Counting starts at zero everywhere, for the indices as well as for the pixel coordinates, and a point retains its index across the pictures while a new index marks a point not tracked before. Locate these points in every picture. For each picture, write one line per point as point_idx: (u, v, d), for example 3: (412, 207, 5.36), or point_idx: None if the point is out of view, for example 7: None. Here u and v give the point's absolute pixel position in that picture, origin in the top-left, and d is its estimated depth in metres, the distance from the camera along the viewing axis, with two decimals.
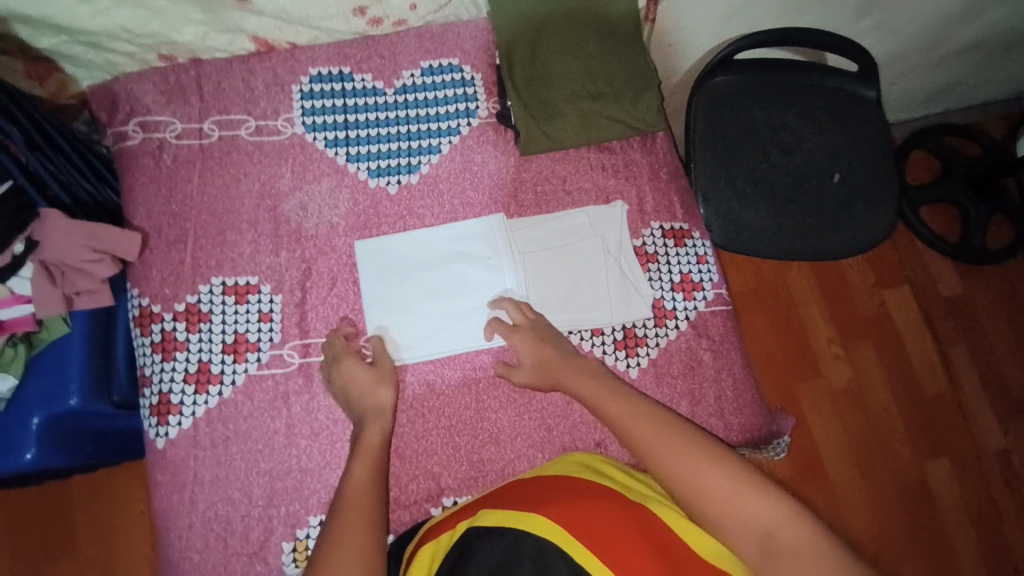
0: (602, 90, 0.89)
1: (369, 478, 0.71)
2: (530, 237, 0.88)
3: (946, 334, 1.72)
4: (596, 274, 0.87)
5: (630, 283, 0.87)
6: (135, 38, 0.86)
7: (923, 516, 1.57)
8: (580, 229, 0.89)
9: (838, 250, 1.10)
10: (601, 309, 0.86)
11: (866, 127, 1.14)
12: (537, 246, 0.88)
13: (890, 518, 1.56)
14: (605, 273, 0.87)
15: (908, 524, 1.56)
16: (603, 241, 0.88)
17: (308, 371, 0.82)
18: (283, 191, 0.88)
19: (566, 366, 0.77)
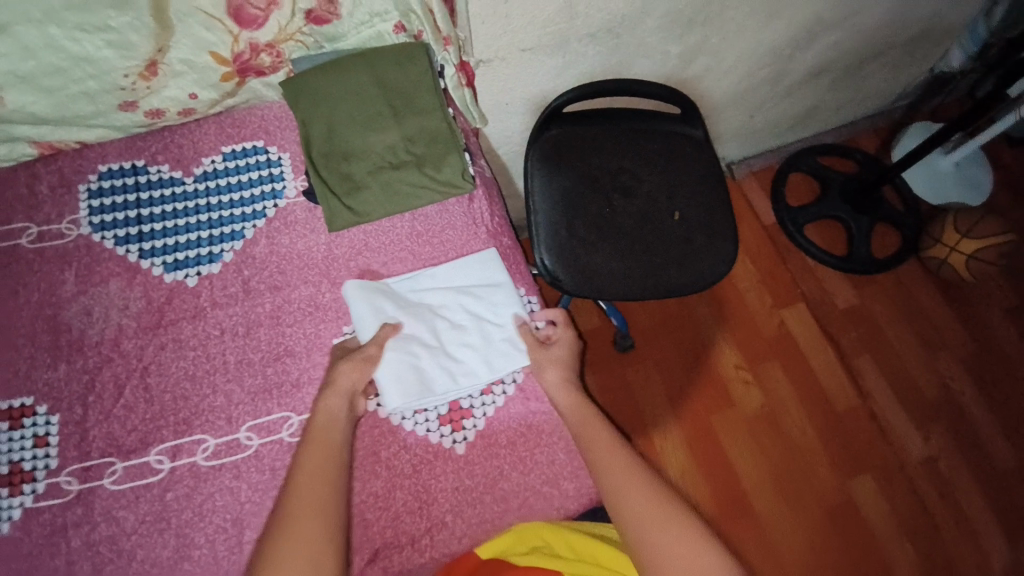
0: (404, 159, 0.89)
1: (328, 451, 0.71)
2: (400, 304, 0.85)
3: (850, 347, 1.71)
4: (462, 340, 0.85)
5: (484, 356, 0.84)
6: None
7: (857, 541, 1.49)
8: (453, 295, 0.87)
9: (689, 286, 1.10)
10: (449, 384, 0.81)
11: (698, 164, 1.17)
12: (404, 314, 0.84)
13: (823, 546, 1.48)
14: (472, 335, 0.85)
15: (842, 548, 1.48)
16: (471, 303, 0.87)
17: (90, 496, 0.73)
18: (64, 297, 0.81)
19: (569, 386, 0.81)
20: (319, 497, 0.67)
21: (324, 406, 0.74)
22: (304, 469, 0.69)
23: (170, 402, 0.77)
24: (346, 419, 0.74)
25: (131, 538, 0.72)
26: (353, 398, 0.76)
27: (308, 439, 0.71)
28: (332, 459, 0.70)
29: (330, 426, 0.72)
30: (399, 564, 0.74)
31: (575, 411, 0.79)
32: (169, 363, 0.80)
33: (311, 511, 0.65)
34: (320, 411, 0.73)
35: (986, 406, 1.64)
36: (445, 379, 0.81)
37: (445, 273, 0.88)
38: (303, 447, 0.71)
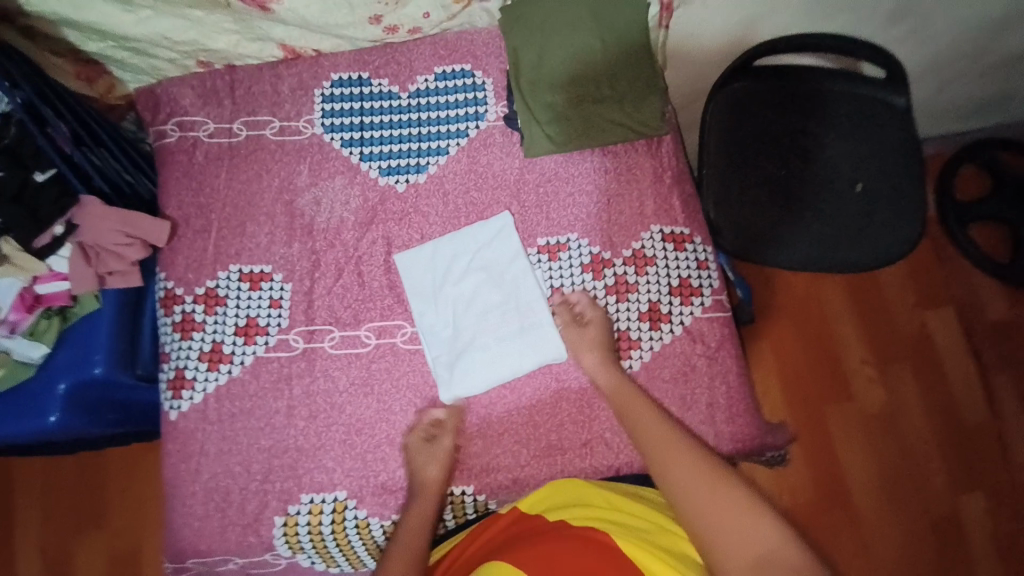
0: (605, 95, 0.92)
1: (421, 521, 0.77)
2: (448, 262, 0.90)
3: (993, 361, 1.57)
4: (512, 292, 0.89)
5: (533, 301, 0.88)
6: (175, 45, 0.94)
7: (954, 555, 1.44)
8: (491, 256, 0.90)
9: (854, 261, 1.07)
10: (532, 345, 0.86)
11: (892, 135, 1.09)
12: (451, 271, 0.90)
13: (915, 552, 1.45)
14: (514, 284, 0.89)
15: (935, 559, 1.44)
16: (493, 255, 0.90)
17: (311, 355, 0.87)
18: (300, 186, 0.94)
19: (637, 399, 0.79)
20: (416, 546, 0.75)
21: (425, 471, 0.80)
22: (410, 515, 0.77)
23: (378, 289, 0.89)
24: (440, 484, 0.79)
25: (344, 396, 0.85)
26: (450, 461, 0.80)
27: (414, 492, 0.80)
28: (422, 518, 0.77)
29: (425, 492, 0.79)
30: (562, 464, 0.83)
31: (644, 421, 0.76)
32: (380, 256, 0.91)
33: (402, 560, 0.73)
34: (421, 477, 0.80)
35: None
36: (503, 344, 0.87)
37: (457, 252, 0.91)
38: (410, 500, 0.79)
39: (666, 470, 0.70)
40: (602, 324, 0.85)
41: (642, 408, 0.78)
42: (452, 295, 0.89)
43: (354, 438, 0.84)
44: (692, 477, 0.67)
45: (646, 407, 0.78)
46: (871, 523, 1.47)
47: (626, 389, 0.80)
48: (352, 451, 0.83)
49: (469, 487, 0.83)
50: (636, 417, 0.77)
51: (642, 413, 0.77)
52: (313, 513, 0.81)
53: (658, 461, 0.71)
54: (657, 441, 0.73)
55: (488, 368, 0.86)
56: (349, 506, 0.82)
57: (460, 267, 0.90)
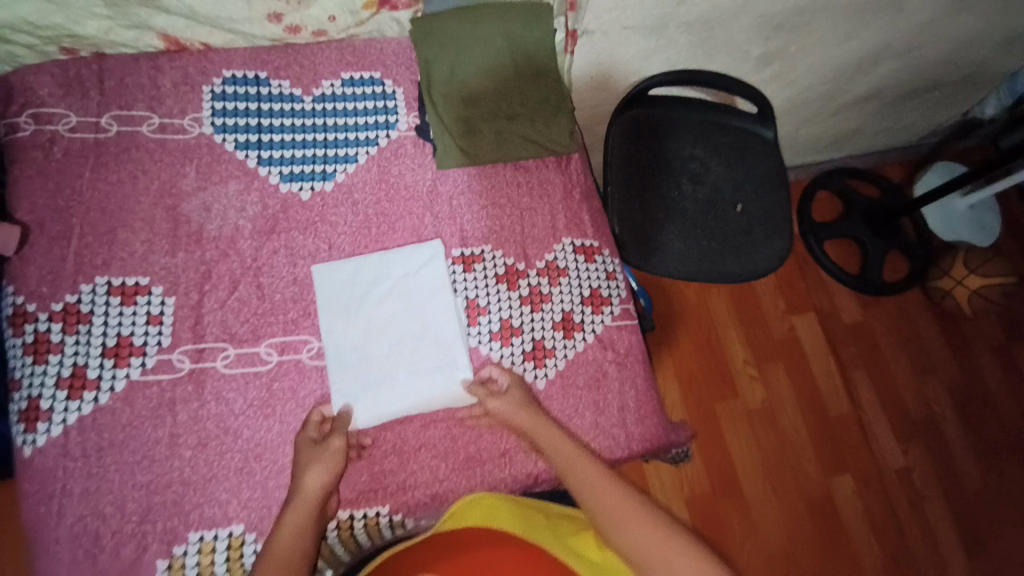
0: (516, 111, 0.95)
1: (304, 521, 0.68)
2: (369, 282, 0.87)
3: (850, 360, 1.81)
4: (427, 325, 0.86)
5: (445, 340, 0.86)
6: (36, 30, 0.83)
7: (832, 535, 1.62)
8: (413, 283, 0.88)
9: (739, 273, 1.17)
10: (442, 384, 0.84)
11: (764, 162, 1.24)
12: (370, 294, 0.86)
13: (801, 537, 1.60)
14: (431, 316, 0.87)
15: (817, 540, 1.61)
16: (413, 286, 0.88)
17: (200, 376, 0.78)
18: (185, 190, 0.86)
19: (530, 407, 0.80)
20: (291, 555, 0.64)
21: (307, 475, 0.72)
22: (283, 529, 0.67)
23: (281, 301, 0.84)
24: (322, 490, 0.71)
25: (238, 418, 0.78)
26: (339, 467, 0.73)
27: (291, 502, 0.70)
28: (299, 529, 0.67)
29: (304, 498, 0.70)
30: (479, 476, 0.82)
31: (565, 452, 0.74)
32: (282, 266, 0.85)
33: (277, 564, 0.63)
34: (300, 480, 0.71)
35: (962, 428, 1.78)
36: (413, 378, 0.84)
37: (383, 273, 0.88)
38: (287, 506, 0.70)
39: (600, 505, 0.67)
40: (518, 382, 0.83)
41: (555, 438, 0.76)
42: (366, 317, 0.85)
43: (253, 465, 0.76)
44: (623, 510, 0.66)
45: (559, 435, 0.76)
46: (761, 516, 1.61)
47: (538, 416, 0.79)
48: (250, 480, 0.76)
49: (384, 507, 0.79)
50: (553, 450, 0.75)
51: (560, 444, 0.75)
52: (202, 553, 0.73)
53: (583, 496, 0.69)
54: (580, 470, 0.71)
55: (389, 402, 0.82)
56: (247, 540, 0.74)
57: (378, 291, 0.87)
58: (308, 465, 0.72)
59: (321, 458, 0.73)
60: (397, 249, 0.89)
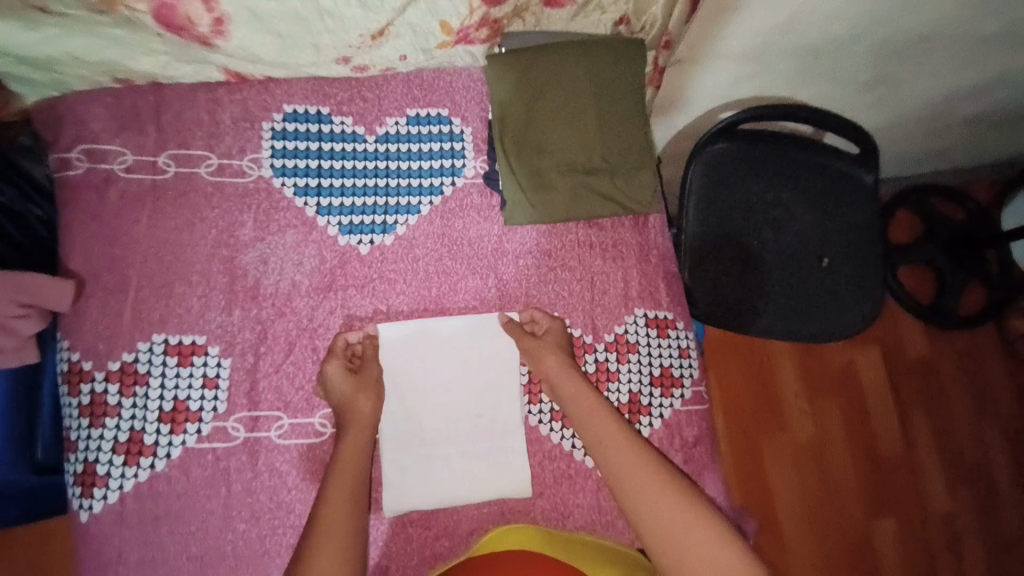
0: (596, 165, 0.84)
1: (361, 447, 0.71)
2: (430, 357, 0.81)
3: (908, 398, 1.70)
4: (484, 414, 0.81)
5: (501, 434, 0.81)
6: (87, 63, 0.77)
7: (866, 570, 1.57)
8: (476, 365, 0.82)
9: (814, 335, 1.08)
10: (494, 485, 0.79)
11: (858, 212, 1.11)
12: (415, 345, 0.81)
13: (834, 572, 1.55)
14: (489, 405, 0.81)
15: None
16: (474, 366, 0.82)
17: (253, 446, 0.76)
18: (242, 241, 0.81)
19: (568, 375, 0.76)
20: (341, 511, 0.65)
21: (354, 399, 0.74)
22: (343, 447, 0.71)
23: None
24: (374, 414, 0.74)
25: (290, 493, 0.75)
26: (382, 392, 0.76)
27: (344, 423, 0.73)
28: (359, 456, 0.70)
29: (355, 422, 0.72)
30: None
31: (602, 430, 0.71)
32: (339, 329, 0.80)
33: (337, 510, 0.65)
34: (349, 404, 0.74)
35: (1013, 475, 1.68)
36: (467, 473, 0.79)
37: (446, 348, 0.81)
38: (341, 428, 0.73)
39: (675, 539, 0.61)
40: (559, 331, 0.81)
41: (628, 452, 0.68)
42: (427, 399, 0.80)
43: None
44: (711, 551, 0.59)
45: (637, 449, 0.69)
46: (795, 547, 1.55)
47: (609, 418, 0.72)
48: None
49: None
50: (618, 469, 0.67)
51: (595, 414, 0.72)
52: None
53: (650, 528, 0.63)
54: (650, 498, 0.64)
55: (442, 495, 0.78)
56: None
57: (439, 369, 0.81)
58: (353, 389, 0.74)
59: (365, 383, 0.75)
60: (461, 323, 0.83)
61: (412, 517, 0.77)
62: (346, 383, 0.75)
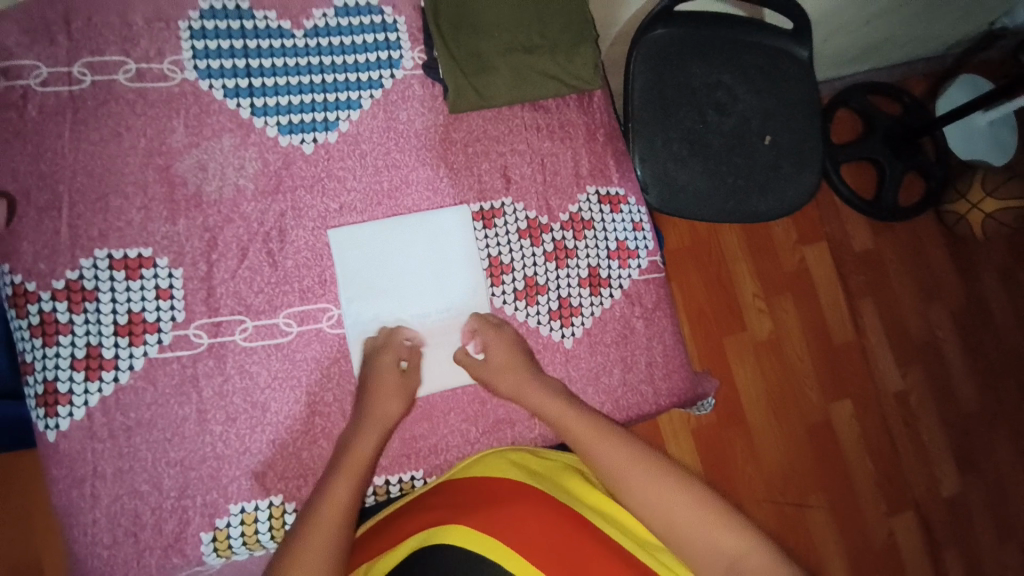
0: (536, 43, 0.84)
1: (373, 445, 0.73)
2: (388, 249, 0.81)
3: (856, 285, 1.73)
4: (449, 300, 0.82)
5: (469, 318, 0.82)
6: None
7: (830, 454, 1.63)
8: (439, 253, 0.83)
9: (762, 211, 1.12)
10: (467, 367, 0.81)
11: (796, 88, 1.14)
12: (391, 258, 0.81)
13: (797, 457, 1.61)
14: (454, 293, 0.83)
15: (815, 460, 1.62)
16: (437, 256, 0.82)
17: (218, 351, 0.75)
18: (176, 148, 0.78)
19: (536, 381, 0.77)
20: (367, 455, 0.72)
21: (386, 408, 0.75)
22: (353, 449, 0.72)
23: (293, 269, 0.79)
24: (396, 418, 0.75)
25: (264, 392, 0.76)
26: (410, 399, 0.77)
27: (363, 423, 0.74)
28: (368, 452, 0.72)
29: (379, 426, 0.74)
30: (511, 436, 0.82)
31: (575, 424, 0.73)
32: (292, 232, 0.79)
33: (350, 473, 0.70)
34: (376, 411, 0.74)
35: (959, 346, 1.78)
36: (440, 356, 0.82)
37: (405, 240, 0.82)
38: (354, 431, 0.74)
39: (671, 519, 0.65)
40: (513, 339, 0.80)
41: (587, 427, 0.73)
42: (391, 291, 0.81)
43: (284, 436, 0.76)
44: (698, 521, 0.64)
45: (591, 420, 0.74)
46: (759, 444, 1.59)
47: (559, 396, 0.76)
48: (283, 452, 0.76)
49: (418, 471, 0.80)
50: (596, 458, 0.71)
51: (559, 415, 0.74)
52: (246, 524, 0.74)
53: (640, 507, 0.67)
54: (631, 480, 0.68)
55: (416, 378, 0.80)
56: (287, 509, 0.75)
57: (400, 262, 0.82)
58: (374, 398, 0.75)
59: (392, 391, 0.76)
60: (418, 213, 0.83)
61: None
62: (383, 396, 0.75)
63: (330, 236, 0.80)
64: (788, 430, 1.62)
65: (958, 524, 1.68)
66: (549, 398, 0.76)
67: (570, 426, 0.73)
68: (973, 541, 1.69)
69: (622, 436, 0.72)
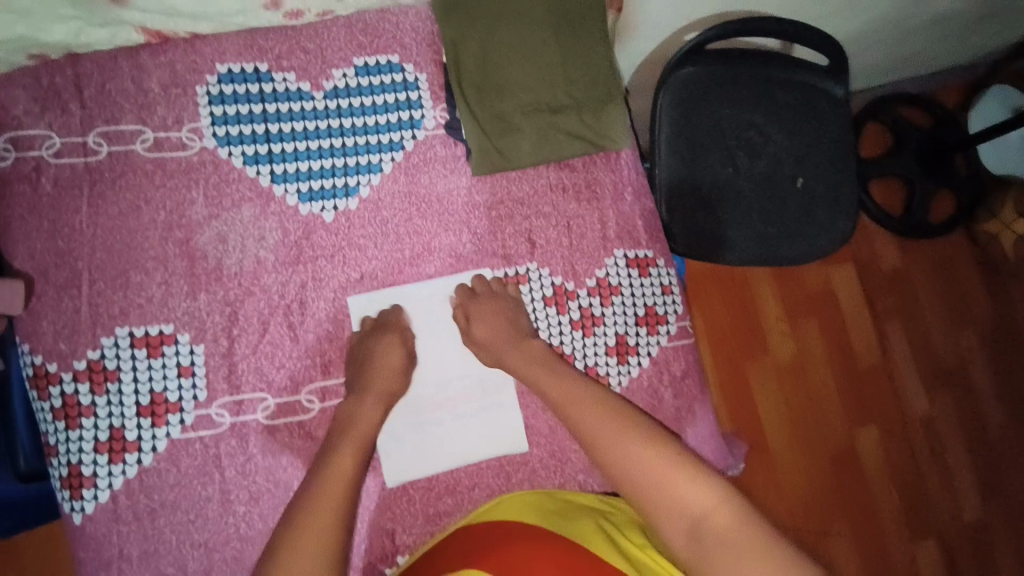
0: (563, 103, 0.80)
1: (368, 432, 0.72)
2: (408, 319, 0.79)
3: (883, 307, 1.66)
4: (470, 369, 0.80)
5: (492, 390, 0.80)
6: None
7: (853, 482, 1.58)
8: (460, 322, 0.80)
9: (793, 258, 1.07)
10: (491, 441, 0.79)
11: (830, 127, 1.09)
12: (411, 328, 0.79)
13: (819, 486, 1.56)
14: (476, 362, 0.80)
15: (837, 488, 1.56)
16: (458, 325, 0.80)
17: (241, 429, 0.74)
18: (195, 220, 0.76)
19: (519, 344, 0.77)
20: (338, 487, 0.65)
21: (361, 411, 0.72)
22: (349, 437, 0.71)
23: (314, 342, 0.77)
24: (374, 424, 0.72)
25: (287, 470, 0.75)
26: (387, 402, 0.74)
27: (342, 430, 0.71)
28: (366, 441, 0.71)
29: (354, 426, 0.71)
30: None
31: (556, 384, 0.73)
32: (313, 303, 0.77)
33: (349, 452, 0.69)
34: (353, 416, 0.72)
35: (988, 368, 1.69)
36: (462, 429, 0.79)
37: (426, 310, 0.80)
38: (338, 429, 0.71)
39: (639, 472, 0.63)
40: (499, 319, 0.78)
41: (568, 386, 0.72)
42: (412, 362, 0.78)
43: None
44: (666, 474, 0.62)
45: (574, 381, 0.73)
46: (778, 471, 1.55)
47: (542, 358, 0.76)
48: None
49: None
50: (599, 433, 0.67)
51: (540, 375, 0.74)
52: None
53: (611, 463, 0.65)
54: (603, 436, 0.67)
55: (439, 453, 0.78)
56: None
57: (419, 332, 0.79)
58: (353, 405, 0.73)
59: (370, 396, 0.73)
60: (439, 280, 0.81)
61: (408, 477, 0.77)
62: (360, 406, 0.72)
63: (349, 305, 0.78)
64: (808, 455, 1.56)
65: (983, 553, 1.60)
66: (529, 363, 0.75)
67: (550, 385, 0.73)
68: (995, 569, 1.60)
69: (602, 394, 0.71)
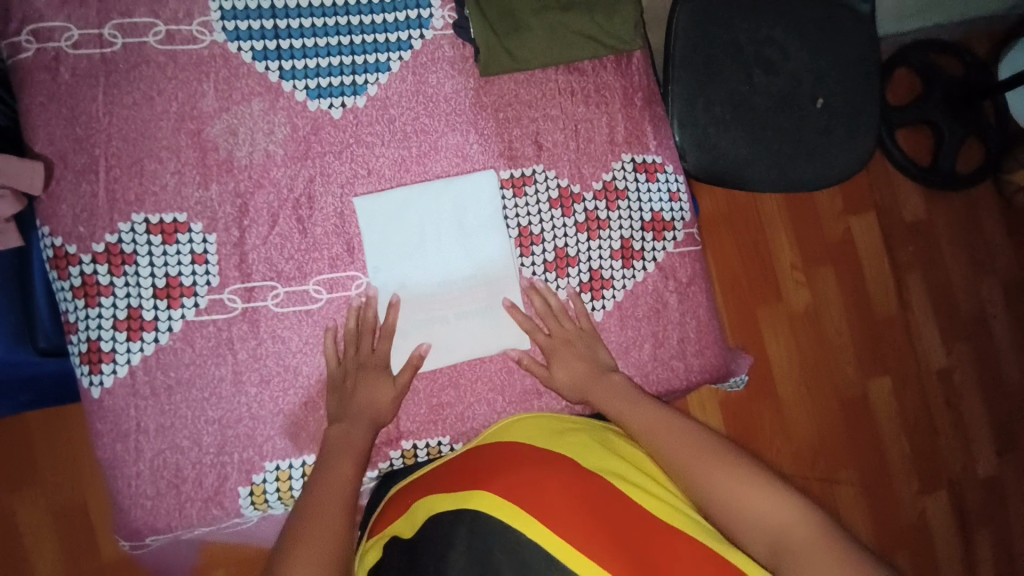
0: (573, 1, 0.80)
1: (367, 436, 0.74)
2: (412, 218, 0.80)
3: (904, 257, 1.51)
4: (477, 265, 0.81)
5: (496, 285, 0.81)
6: None
7: (863, 432, 1.45)
8: (470, 220, 0.81)
9: (809, 181, 0.97)
10: (494, 335, 0.81)
11: (854, 47, 0.99)
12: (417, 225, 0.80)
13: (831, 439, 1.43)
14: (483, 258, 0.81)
15: (848, 443, 1.44)
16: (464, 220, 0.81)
17: (253, 315, 0.77)
18: (207, 112, 0.77)
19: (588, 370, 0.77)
20: (341, 487, 0.69)
21: (370, 398, 0.75)
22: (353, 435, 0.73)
23: (322, 236, 0.79)
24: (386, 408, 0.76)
25: (296, 356, 0.78)
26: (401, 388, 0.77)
27: (349, 417, 0.75)
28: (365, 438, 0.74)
29: (361, 418, 0.75)
30: (538, 407, 0.82)
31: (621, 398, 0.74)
32: (321, 198, 0.79)
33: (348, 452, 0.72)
34: (360, 401, 0.75)
35: (1011, 323, 1.56)
36: (465, 323, 0.80)
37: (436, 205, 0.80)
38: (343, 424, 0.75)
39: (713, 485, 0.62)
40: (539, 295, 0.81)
41: (640, 408, 0.72)
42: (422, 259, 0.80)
43: (317, 399, 0.78)
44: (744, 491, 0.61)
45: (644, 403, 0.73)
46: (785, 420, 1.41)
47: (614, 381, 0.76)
48: (315, 413, 0.78)
49: (445, 438, 0.81)
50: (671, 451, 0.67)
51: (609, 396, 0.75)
52: (281, 480, 0.77)
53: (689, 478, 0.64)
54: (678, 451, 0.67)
55: (446, 344, 0.80)
56: None
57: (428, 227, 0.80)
58: (365, 392, 0.76)
59: (376, 382, 0.76)
60: (446, 178, 0.81)
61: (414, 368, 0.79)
62: (371, 393, 0.76)
63: (357, 201, 0.79)
64: (818, 402, 1.43)
65: (996, 510, 1.51)
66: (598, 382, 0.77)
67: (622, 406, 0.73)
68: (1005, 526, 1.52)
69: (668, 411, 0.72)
